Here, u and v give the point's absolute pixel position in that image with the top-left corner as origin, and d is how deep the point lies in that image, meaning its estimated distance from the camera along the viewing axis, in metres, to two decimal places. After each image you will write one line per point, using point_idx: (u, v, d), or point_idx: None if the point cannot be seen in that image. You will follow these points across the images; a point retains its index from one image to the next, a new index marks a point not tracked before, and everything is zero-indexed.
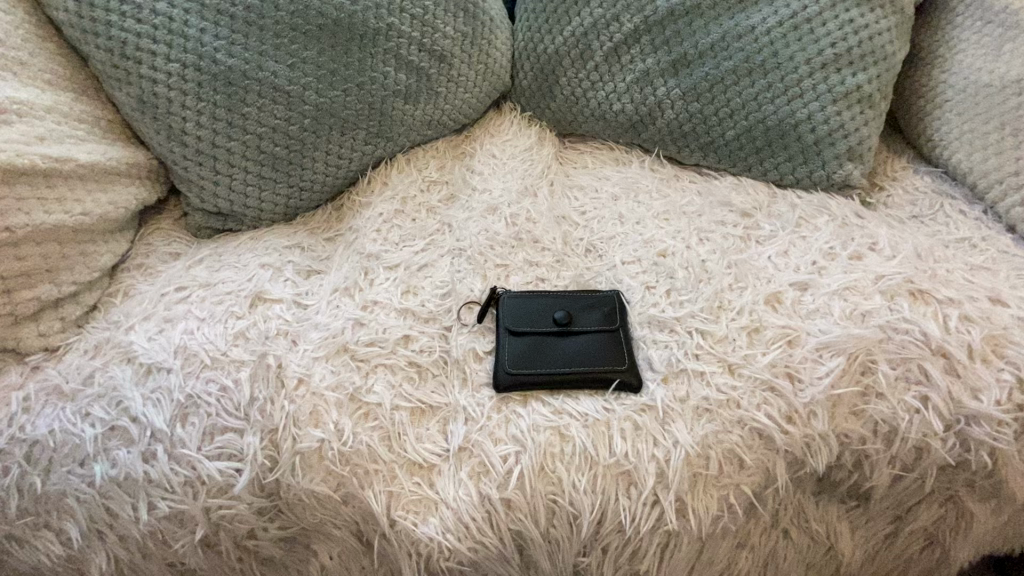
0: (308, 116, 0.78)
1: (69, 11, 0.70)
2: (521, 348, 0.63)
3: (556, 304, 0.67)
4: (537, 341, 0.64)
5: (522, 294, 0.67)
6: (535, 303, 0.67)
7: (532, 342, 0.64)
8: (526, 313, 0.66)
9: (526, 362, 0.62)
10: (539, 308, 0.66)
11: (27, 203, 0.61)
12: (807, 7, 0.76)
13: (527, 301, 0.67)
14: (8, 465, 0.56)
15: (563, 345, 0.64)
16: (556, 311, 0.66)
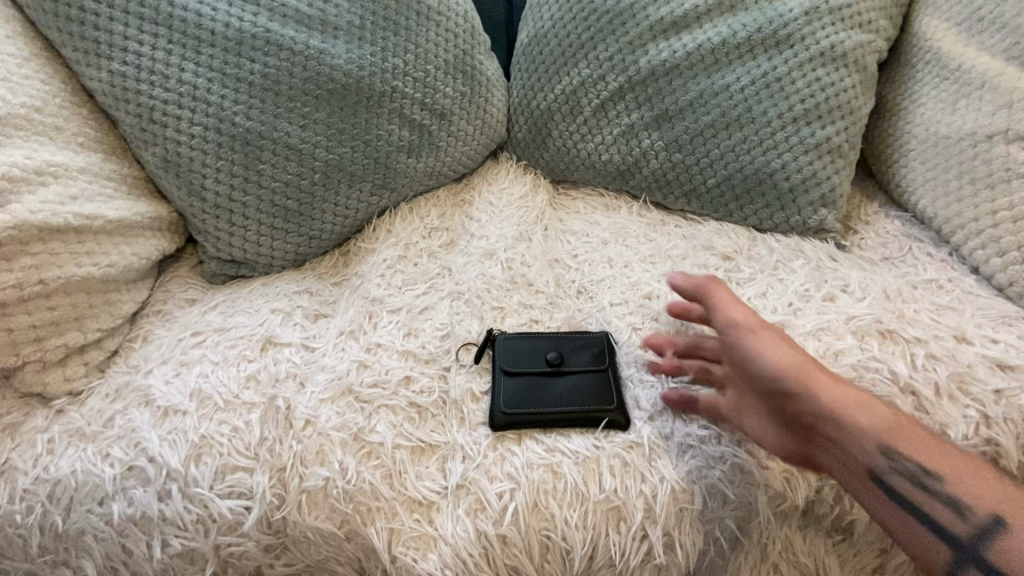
0: (318, 171, 0.84)
1: (101, 81, 0.77)
2: (515, 388, 0.67)
3: (549, 346, 0.71)
4: (531, 381, 0.68)
5: (517, 336, 0.72)
6: (529, 345, 0.71)
7: (526, 382, 0.68)
8: (521, 355, 0.70)
9: (520, 401, 0.66)
10: (532, 349, 0.71)
11: (61, 258, 0.66)
12: (778, 67, 0.82)
13: (522, 343, 0.71)
14: (31, 505, 0.59)
15: (555, 385, 0.68)
16: (549, 353, 0.70)
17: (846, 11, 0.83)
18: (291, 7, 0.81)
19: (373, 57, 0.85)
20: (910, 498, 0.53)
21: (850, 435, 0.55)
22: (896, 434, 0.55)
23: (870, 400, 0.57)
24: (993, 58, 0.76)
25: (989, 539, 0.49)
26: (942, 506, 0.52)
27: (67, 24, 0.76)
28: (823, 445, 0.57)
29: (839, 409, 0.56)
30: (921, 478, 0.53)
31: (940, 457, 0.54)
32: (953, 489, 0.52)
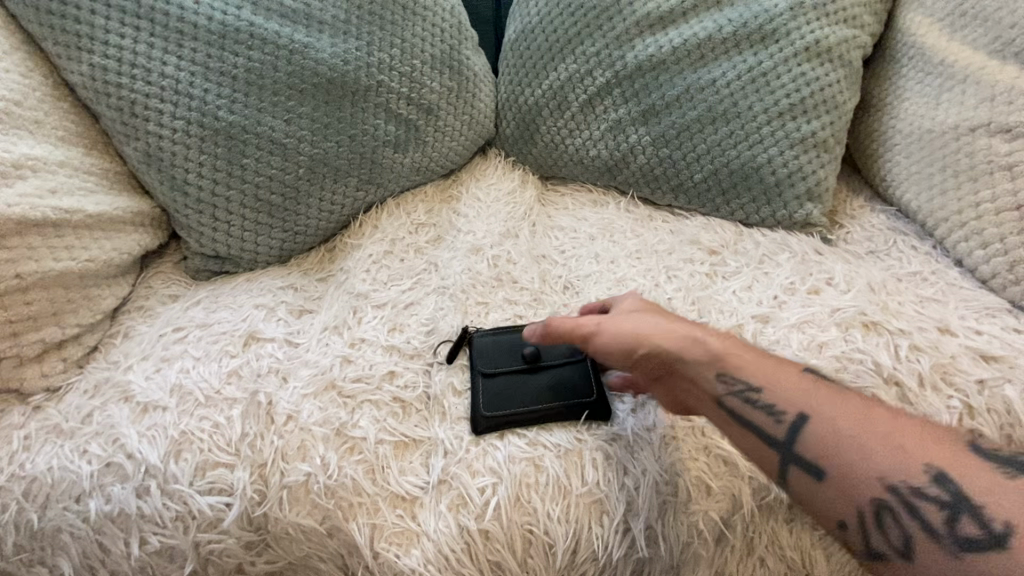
0: (303, 166, 0.83)
1: (82, 74, 0.76)
2: (495, 386, 0.66)
3: (526, 341, 0.70)
4: (510, 379, 0.67)
5: (492, 334, 0.71)
6: (505, 342, 0.70)
7: (505, 381, 0.67)
8: (498, 353, 0.69)
9: (502, 402, 0.65)
10: (508, 346, 0.70)
11: (38, 252, 0.65)
12: (763, 61, 0.83)
13: (498, 340, 0.70)
14: (6, 503, 0.58)
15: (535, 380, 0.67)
16: (526, 348, 0.69)
17: (831, 6, 0.83)
18: (275, 1, 0.81)
19: (358, 52, 0.84)
20: (745, 415, 0.53)
21: (684, 371, 0.56)
22: (725, 360, 0.55)
23: (703, 334, 0.58)
24: (975, 52, 0.76)
25: (806, 438, 0.49)
26: (764, 416, 0.52)
27: (47, 18, 0.75)
28: (675, 387, 0.58)
29: (672, 352, 0.56)
30: (750, 394, 0.53)
31: (765, 372, 0.54)
32: (776, 398, 0.52)
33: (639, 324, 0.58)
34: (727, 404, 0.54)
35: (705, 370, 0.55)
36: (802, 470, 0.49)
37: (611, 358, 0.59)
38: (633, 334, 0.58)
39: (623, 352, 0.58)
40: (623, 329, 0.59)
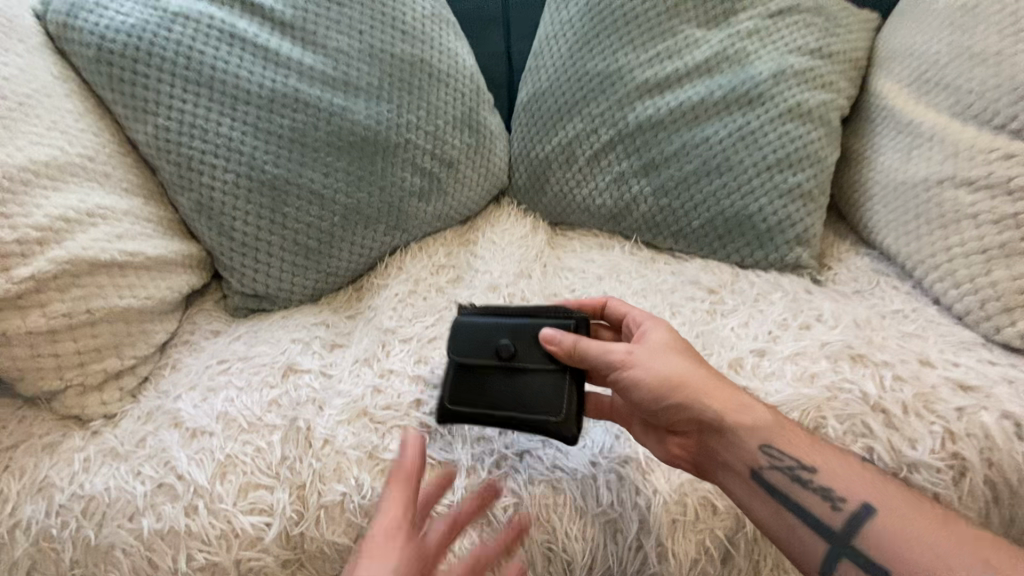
0: (338, 214, 0.92)
1: (147, 134, 0.86)
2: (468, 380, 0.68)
3: (508, 332, 0.69)
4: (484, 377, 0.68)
5: (478, 317, 0.70)
6: (489, 330, 0.69)
7: (479, 375, 0.68)
8: (479, 340, 0.69)
9: (469, 399, 0.67)
10: (489, 335, 0.69)
11: (106, 290, 0.73)
12: (751, 121, 0.92)
13: (481, 325, 0.70)
14: (66, 520, 0.63)
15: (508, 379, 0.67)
16: (502, 342, 0.68)
17: (810, 74, 0.93)
18: (317, 70, 0.91)
19: (389, 114, 0.94)
20: (792, 494, 0.58)
21: (727, 436, 0.61)
22: (764, 430, 0.61)
23: (738, 393, 0.63)
24: (939, 114, 0.84)
25: (868, 533, 0.55)
26: (820, 501, 0.58)
27: (119, 85, 0.85)
28: (699, 442, 0.63)
29: (720, 416, 0.61)
30: (797, 470, 0.59)
31: (820, 456, 0.60)
32: (831, 483, 0.58)
33: (682, 372, 0.62)
34: (764, 475, 0.59)
35: (751, 438, 0.60)
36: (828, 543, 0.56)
37: (636, 394, 0.62)
38: (665, 376, 0.61)
39: (653, 396, 0.61)
40: (658, 369, 0.62)
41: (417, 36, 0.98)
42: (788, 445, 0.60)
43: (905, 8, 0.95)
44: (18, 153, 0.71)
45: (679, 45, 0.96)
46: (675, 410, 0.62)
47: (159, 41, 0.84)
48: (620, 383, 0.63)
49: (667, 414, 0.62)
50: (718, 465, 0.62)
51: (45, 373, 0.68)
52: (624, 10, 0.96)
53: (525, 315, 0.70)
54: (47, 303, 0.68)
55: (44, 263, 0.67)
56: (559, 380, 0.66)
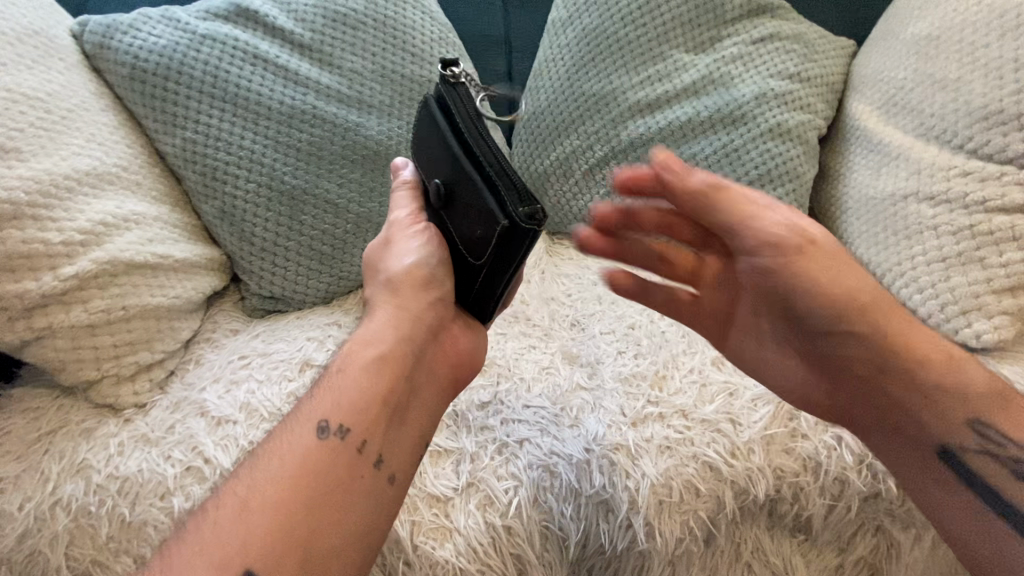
0: (351, 222, 0.98)
1: (175, 146, 0.92)
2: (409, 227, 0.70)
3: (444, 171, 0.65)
4: (425, 228, 0.69)
5: (437, 129, 0.67)
6: (441, 162, 0.67)
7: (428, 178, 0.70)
8: (434, 129, 0.67)
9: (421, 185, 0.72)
10: (438, 151, 0.67)
11: (139, 289, 0.80)
12: (736, 140, 0.99)
13: (437, 152, 0.67)
14: (104, 498, 0.69)
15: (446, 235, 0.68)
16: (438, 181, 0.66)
17: (790, 96, 1.00)
18: (332, 89, 0.97)
19: (399, 130, 0.99)
20: (997, 478, 0.61)
21: (962, 397, 0.62)
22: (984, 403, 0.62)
23: (899, 319, 0.63)
24: (905, 135, 0.92)
25: None
26: None
27: (150, 101, 0.91)
28: (853, 384, 0.64)
29: (943, 387, 0.62)
30: (988, 437, 0.61)
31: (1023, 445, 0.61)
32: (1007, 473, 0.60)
33: (869, 298, 0.61)
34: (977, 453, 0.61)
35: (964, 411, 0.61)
36: (979, 510, 0.61)
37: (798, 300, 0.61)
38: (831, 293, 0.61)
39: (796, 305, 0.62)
40: (807, 288, 0.60)
41: (427, 58, 1.03)
42: (919, 371, 0.62)
43: (877, 36, 1.03)
44: (62, 164, 0.79)
45: (668, 69, 1.04)
46: (844, 334, 0.62)
47: (189, 62, 0.91)
48: (841, 313, 0.61)
49: (872, 361, 0.63)
50: (914, 424, 0.63)
51: (84, 364, 0.77)
52: (618, 37, 1.04)
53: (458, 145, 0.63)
54: (88, 299, 0.76)
55: (87, 264, 0.76)
56: (475, 274, 0.65)
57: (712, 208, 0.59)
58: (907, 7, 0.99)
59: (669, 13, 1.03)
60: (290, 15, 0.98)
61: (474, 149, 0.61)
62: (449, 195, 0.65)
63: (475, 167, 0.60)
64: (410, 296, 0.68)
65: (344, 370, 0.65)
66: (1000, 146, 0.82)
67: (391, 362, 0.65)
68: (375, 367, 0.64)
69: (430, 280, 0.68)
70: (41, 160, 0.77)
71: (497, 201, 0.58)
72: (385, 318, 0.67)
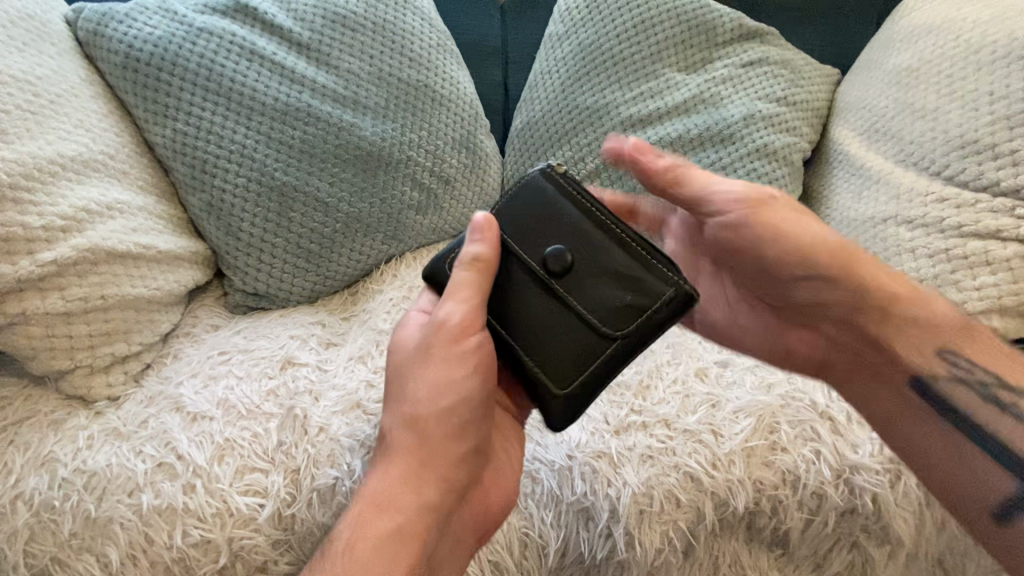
0: (340, 222, 0.96)
1: (164, 137, 0.90)
2: (458, 343, 0.63)
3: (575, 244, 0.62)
4: (472, 347, 0.63)
5: (539, 206, 0.65)
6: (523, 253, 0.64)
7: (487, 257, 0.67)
8: (528, 214, 0.65)
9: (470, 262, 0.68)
10: (539, 224, 0.64)
11: (121, 279, 0.80)
12: (724, 158, 1.01)
13: (531, 230, 0.65)
14: (68, 493, 0.67)
15: (535, 317, 0.64)
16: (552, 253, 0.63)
17: (776, 118, 1.03)
18: (328, 88, 0.96)
19: (393, 132, 0.99)
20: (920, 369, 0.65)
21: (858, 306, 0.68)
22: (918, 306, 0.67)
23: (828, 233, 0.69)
24: (885, 159, 0.95)
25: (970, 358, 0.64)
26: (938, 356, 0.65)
27: (141, 90, 0.90)
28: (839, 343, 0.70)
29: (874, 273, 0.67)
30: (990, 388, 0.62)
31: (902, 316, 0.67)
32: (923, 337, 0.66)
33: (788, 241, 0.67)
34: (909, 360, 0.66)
35: (931, 341, 0.65)
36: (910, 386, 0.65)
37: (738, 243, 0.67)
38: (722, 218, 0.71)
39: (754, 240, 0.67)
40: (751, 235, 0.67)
41: (424, 64, 1.03)
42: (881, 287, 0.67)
43: (860, 66, 1.07)
44: (48, 148, 0.78)
45: (661, 86, 1.05)
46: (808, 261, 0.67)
47: (184, 53, 0.90)
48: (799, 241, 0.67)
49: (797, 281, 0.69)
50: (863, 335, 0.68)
51: (58, 354, 0.75)
52: (613, 53, 1.07)
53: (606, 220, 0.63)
54: (65, 287, 0.75)
55: (66, 250, 0.75)
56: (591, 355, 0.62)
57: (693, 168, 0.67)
58: (890, 39, 1.03)
59: (662, 33, 1.06)
60: (289, 14, 0.98)
61: (615, 219, 0.62)
62: (600, 264, 0.62)
63: (619, 238, 0.62)
64: (439, 453, 0.63)
65: (350, 554, 0.59)
66: (976, 174, 0.84)
67: (412, 538, 0.60)
68: (391, 544, 0.59)
69: (458, 434, 0.63)
70: (25, 142, 0.76)
71: (658, 272, 0.61)
72: (401, 488, 0.62)
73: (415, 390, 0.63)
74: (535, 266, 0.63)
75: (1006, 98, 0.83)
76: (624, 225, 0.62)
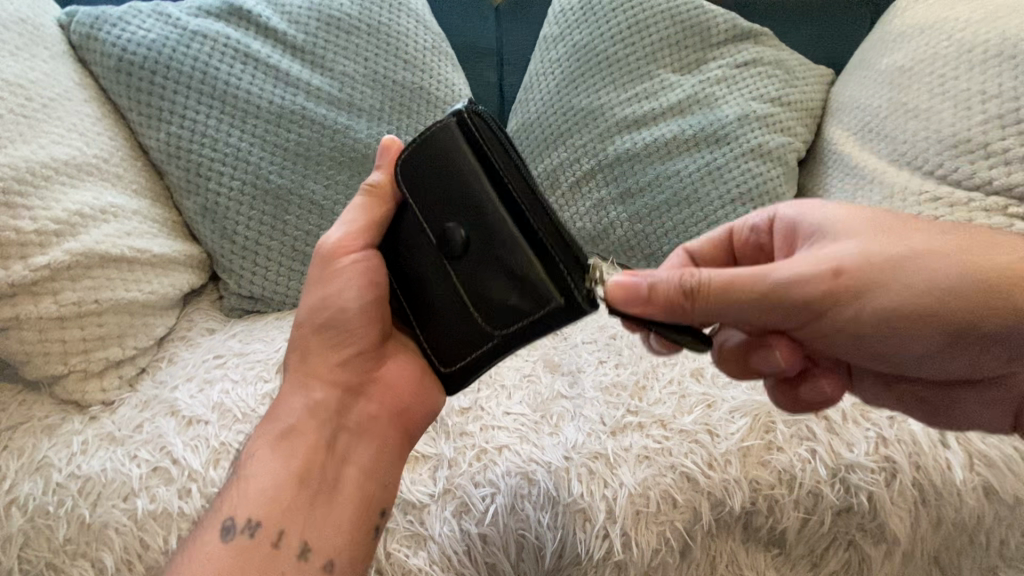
0: (335, 224, 0.95)
1: (159, 141, 0.90)
2: (334, 260, 0.64)
3: (463, 218, 0.57)
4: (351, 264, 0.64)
5: (457, 166, 0.58)
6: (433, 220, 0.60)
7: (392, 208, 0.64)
8: (428, 174, 0.60)
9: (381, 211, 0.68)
10: (455, 186, 0.58)
11: (114, 282, 0.79)
12: (719, 158, 1.01)
13: (432, 195, 0.59)
14: (62, 498, 0.67)
15: (438, 288, 0.61)
16: (448, 225, 0.58)
17: (770, 119, 1.03)
18: (323, 90, 0.96)
19: (388, 135, 0.99)
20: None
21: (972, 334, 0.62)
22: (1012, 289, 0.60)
23: (917, 234, 0.61)
24: (880, 160, 0.95)
25: None
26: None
27: (135, 93, 0.90)
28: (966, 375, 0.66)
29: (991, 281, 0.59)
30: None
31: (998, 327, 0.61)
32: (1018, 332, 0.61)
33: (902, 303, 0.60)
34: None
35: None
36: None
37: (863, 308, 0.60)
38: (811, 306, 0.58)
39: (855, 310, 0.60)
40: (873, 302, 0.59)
41: (418, 66, 1.03)
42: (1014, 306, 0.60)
43: (854, 65, 1.07)
44: (41, 152, 0.77)
45: (655, 87, 1.06)
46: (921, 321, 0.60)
47: (178, 57, 0.90)
48: (903, 306, 0.60)
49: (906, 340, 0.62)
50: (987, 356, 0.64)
51: (51, 358, 0.75)
52: (607, 55, 1.07)
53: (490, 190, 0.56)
54: (59, 291, 0.75)
55: (61, 254, 0.74)
56: (483, 335, 0.58)
57: (743, 277, 0.56)
58: (884, 39, 1.03)
59: (657, 34, 1.06)
60: (283, 17, 0.98)
61: (528, 203, 0.54)
62: (496, 251, 0.55)
63: (511, 213, 0.55)
64: (322, 358, 0.66)
65: (250, 456, 0.63)
66: (969, 173, 0.84)
67: (303, 432, 0.64)
68: (285, 442, 0.64)
69: (346, 336, 0.65)
70: (18, 146, 0.76)
71: (553, 271, 0.53)
72: (297, 393, 0.66)
73: (300, 308, 0.67)
74: (437, 234, 0.59)
75: (998, 97, 0.84)
76: (531, 204, 0.54)
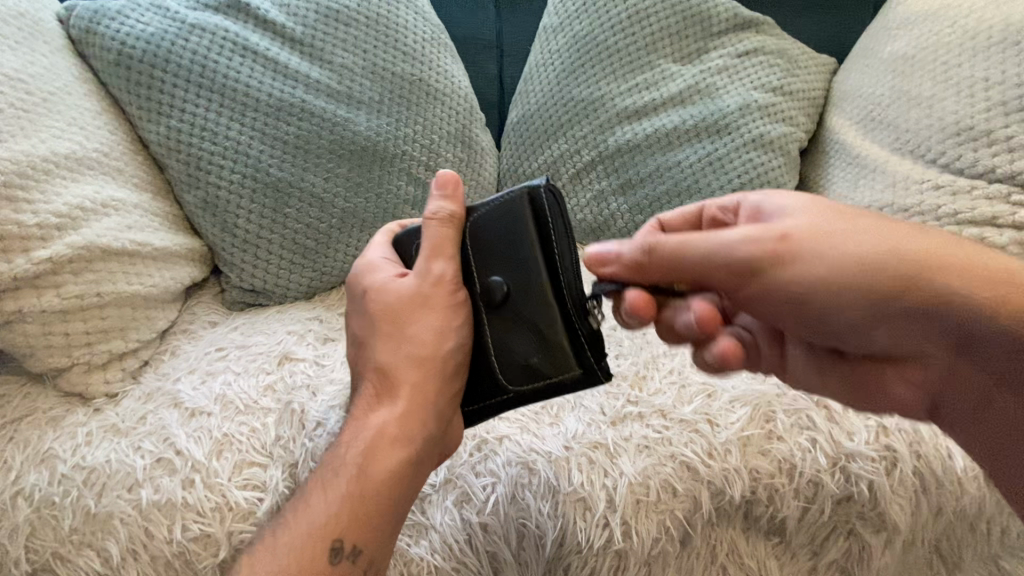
0: (336, 217, 0.96)
1: (159, 134, 0.90)
2: (421, 295, 0.62)
3: (507, 274, 0.59)
4: (417, 299, 0.62)
5: (513, 235, 0.59)
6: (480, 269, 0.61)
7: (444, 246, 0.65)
8: (491, 230, 0.60)
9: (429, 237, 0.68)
10: (509, 247, 0.59)
11: (116, 276, 0.80)
12: (720, 149, 1.00)
13: (487, 250, 0.61)
14: (68, 489, 0.68)
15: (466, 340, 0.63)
16: (494, 282, 0.59)
17: (772, 108, 1.02)
18: (322, 83, 0.96)
19: (388, 127, 0.98)
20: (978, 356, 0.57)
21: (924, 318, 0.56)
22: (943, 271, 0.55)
23: (862, 222, 0.57)
24: (882, 149, 0.94)
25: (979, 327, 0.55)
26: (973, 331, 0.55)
27: (135, 87, 0.90)
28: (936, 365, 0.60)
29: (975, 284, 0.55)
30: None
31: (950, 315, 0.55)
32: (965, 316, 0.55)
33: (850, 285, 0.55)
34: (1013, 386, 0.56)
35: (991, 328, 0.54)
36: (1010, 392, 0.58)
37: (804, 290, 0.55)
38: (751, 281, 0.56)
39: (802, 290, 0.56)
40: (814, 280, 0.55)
41: (418, 57, 1.03)
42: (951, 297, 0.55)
43: (857, 53, 1.06)
44: (41, 146, 0.78)
45: (656, 78, 1.05)
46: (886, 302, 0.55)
47: (177, 50, 0.90)
48: (865, 285, 0.55)
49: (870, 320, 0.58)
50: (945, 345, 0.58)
51: (56, 351, 0.76)
52: (607, 45, 1.06)
53: (542, 259, 0.57)
54: (62, 284, 0.76)
55: (62, 247, 0.75)
56: (495, 393, 0.61)
57: (684, 244, 0.54)
58: (886, 26, 1.02)
59: (657, 24, 1.06)
60: (281, 9, 0.97)
61: (574, 283, 0.57)
62: (530, 316, 0.58)
63: (557, 284, 0.57)
64: (403, 415, 0.62)
65: (316, 513, 0.60)
66: (972, 161, 0.84)
67: (374, 496, 0.60)
68: (355, 503, 0.60)
69: (428, 395, 0.62)
70: (19, 140, 0.76)
71: (576, 346, 0.57)
72: (379, 408, 0.63)
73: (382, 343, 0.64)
74: (481, 287, 0.61)
75: (1002, 84, 0.83)
76: (575, 280, 0.57)
